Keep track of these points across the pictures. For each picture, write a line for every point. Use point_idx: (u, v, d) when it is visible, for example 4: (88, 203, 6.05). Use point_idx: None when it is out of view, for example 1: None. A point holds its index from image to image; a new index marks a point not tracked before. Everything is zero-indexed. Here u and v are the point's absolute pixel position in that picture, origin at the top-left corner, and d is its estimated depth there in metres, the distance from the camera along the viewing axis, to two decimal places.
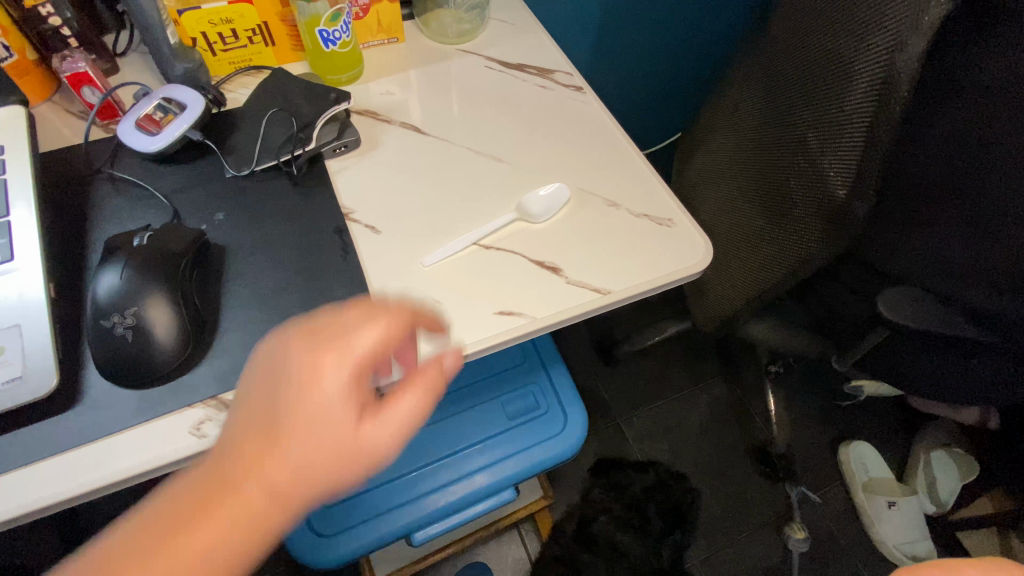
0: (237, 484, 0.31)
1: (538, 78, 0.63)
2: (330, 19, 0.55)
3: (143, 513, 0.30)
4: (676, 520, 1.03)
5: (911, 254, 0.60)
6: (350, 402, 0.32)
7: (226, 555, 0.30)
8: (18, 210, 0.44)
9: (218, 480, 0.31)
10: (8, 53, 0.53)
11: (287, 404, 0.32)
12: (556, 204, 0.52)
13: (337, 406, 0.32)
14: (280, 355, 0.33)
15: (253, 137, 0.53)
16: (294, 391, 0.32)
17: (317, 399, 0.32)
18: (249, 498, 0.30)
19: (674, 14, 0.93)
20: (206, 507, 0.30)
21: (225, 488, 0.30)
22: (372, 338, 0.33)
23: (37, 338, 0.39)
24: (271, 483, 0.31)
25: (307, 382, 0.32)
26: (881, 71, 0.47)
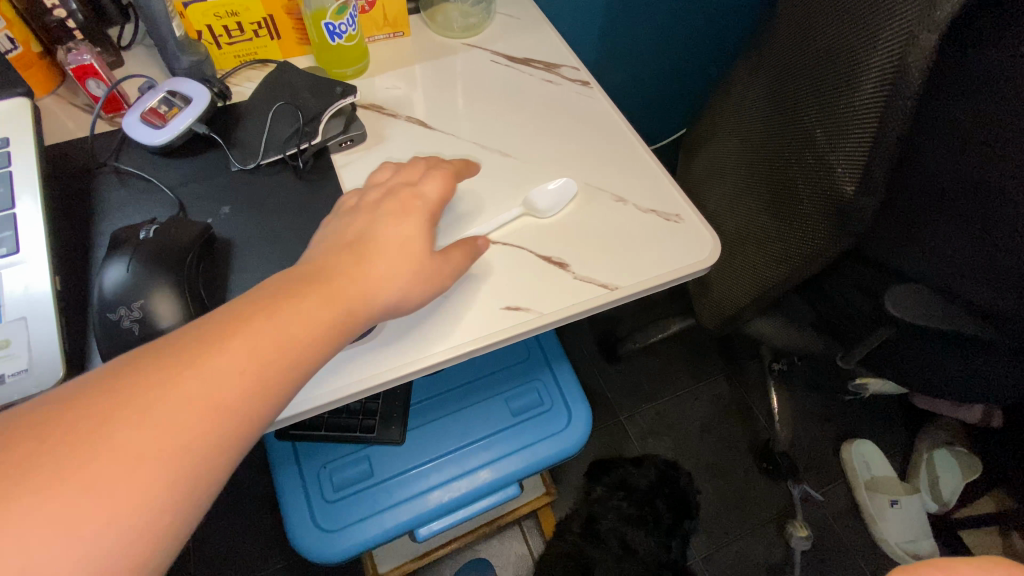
0: (312, 289, 0.35)
1: (544, 72, 0.63)
2: (337, 12, 0.54)
3: (212, 314, 0.33)
4: (683, 512, 1.02)
5: (917, 252, 0.60)
6: (419, 228, 0.41)
7: (299, 345, 0.33)
8: (24, 203, 0.43)
9: (299, 283, 0.36)
10: (14, 46, 0.52)
11: (365, 234, 0.40)
12: (564, 198, 0.52)
13: (406, 234, 0.40)
14: (349, 212, 0.42)
15: (258, 131, 0.53)
16: (368, 228, 0.40)
17: (388, 227, 0.40)
18: (324, 301, 0.35)
19: (680, 10, 0.92)
20: (286, 300, 0.34)
21: (306, 288, 0.35)
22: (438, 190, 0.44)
23: (44, 331, 0.39)
24: (347, 287, 0.36)
25: (380, 219, 0.41)
26: (891, 66, 0.46)
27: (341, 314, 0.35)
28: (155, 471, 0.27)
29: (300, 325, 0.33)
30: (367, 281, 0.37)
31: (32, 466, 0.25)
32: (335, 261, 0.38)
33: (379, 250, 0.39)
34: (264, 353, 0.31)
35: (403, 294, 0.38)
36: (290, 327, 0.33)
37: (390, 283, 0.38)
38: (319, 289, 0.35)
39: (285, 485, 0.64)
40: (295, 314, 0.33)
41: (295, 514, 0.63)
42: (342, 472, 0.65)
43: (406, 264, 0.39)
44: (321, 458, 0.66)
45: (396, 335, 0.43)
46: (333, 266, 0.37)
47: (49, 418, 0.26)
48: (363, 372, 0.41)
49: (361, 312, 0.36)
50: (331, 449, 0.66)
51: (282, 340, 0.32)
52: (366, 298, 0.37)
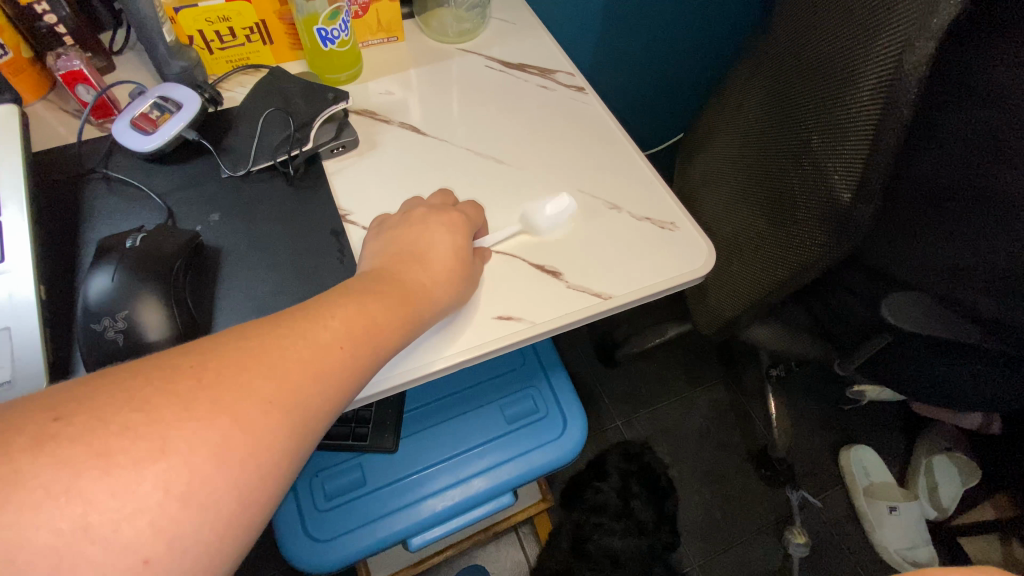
0: (390, 286, 0.38)
1: (539, 78, 0.62)
2: (329, 17, 0.54)
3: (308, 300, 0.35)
4: (662, 504, 1.05)
5: (917, 260, 0.60)
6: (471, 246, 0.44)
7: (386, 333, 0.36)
8: (10, 210, 0.43)
9: (374, 281, 0.38)
10: (2, 52, 0.52)
11: (420, 240, 0.42)
12: (563, 215, 0.50)
13: (463, 246, 0.43)
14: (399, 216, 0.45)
15: (249, 137, 0.52)
16: (425, 235, 0.43)
17: (449, 235, 0.43)
18: (402, 298, 0.38)
19: (677, 15, 0.92)
20: (369, 294, 0.37)
21: (382, 285, 0.38)
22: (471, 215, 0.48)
23: (27, 342, 0.38)
24: (417, 286, 0.39)
25: (437, 224, 0.43)
26: (889, 73, 0.46)
27: (418, 308, 0.38)
28: (279, 423, 0.28)
29: (385, 318, 0.36)
30: (436, 284, 0.40)
31: (184, 404, 0.26)
32: (400, 262, 0.40)
33: (438, 257, 0.42)
34: (357, 339, 0.34)
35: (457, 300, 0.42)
36: (376, 317, 0.35)
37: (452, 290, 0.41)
38: (395, 286, 0.38)
39: None
40: (382, 307, 0.36)
41: (286, 524, 0.62)
42: (334, 481, 0.65)
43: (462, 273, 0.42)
44: (313, 467, 0.65)
45: None
46: (399, 267, 0.40)
47: (194, 367, 0.28)
48: None
49: (431, 309, 0.40)
50: (323, 456, 0.65)
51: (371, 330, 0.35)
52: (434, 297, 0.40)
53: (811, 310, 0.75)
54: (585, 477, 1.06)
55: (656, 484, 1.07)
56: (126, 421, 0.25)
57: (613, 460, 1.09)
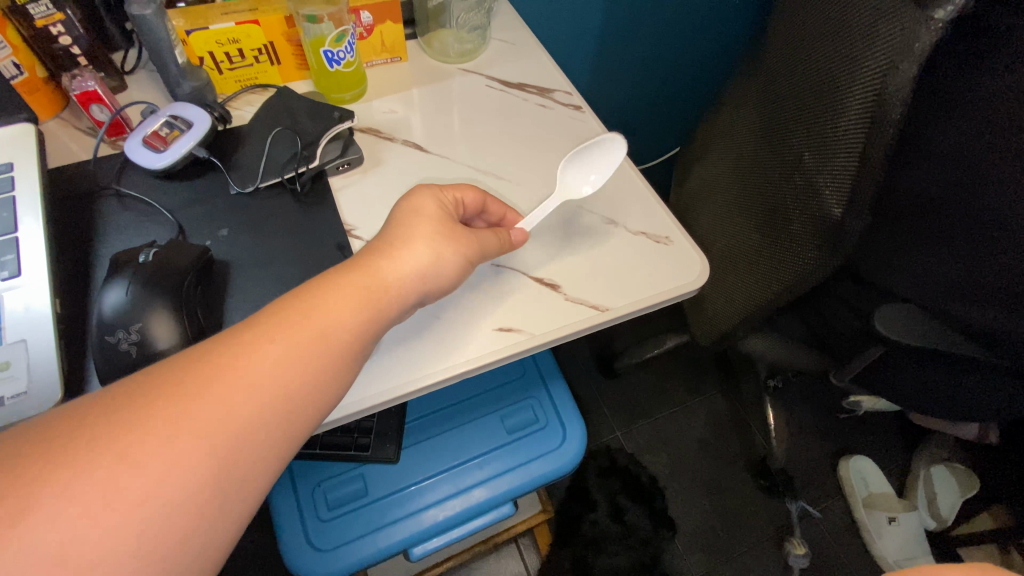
0: (353, 274, 0.37)
1: (538, 97, 0.64)
2: (335, 39, 0.56)
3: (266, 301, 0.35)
4: (650, 503, 1.07)
5: (907, 273, 0.61)
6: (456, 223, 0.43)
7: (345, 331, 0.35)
8: (27, 224, 0.44)
9: (344, 265, 0.38)
10: (19, 71, 0.54)
11: (399, 218, 0.42)
12: (591, 149, 0.53)
13: (446, 222, 0.43)
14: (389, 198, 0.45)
15: (257, 155, 0.54)
16: (406, 213, 0.42)
17: (429, 211, 0.43)
18: (364, 290, 0.37)
19: (673, 35, 0.94)
20: (330, 284, 0.36)
21: (349, 272, 0.38)
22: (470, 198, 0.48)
23: (42, 353, 0.39)
24: (381, 273, 0.38)
25: (420, 199, 0.43)
26: (874, 93, 0.48)
27: (381, 301, 0.38)
28: (225, 442, 0.29)
29: (342, 314, 0.36)
30: (409, 263, 0.39)
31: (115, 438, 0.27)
32: (375, 245, 0.40)
33: (416, 231, 0.41)
34: (313, 338, 0.34)
35: (440, 272, 0.41)
36: (334, 316, 0.35)
37: (429, 264, 0.40)
38: (359, 275, 0.37)
39: (280, 503, 0.64)
40: (338, 303, 0.36)
41: (290, 534, 0.63)
42: (337, 491, 0.66)
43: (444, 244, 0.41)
44: (316, 476, 0.66)
45: (390, 356, 0.44)
46: (374, 249, 0.40)
47: (129, 400, 0.28)
48: (362, 394, 0.42)
49: (401, 293, 0.39)
50: (326, 466, 0.66)
51: (327, 326, 0.35)
52: (407, 279, 0.39)
53: (806, 321, 0.77)
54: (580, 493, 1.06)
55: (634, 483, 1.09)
56: (68, 439, 0.27)
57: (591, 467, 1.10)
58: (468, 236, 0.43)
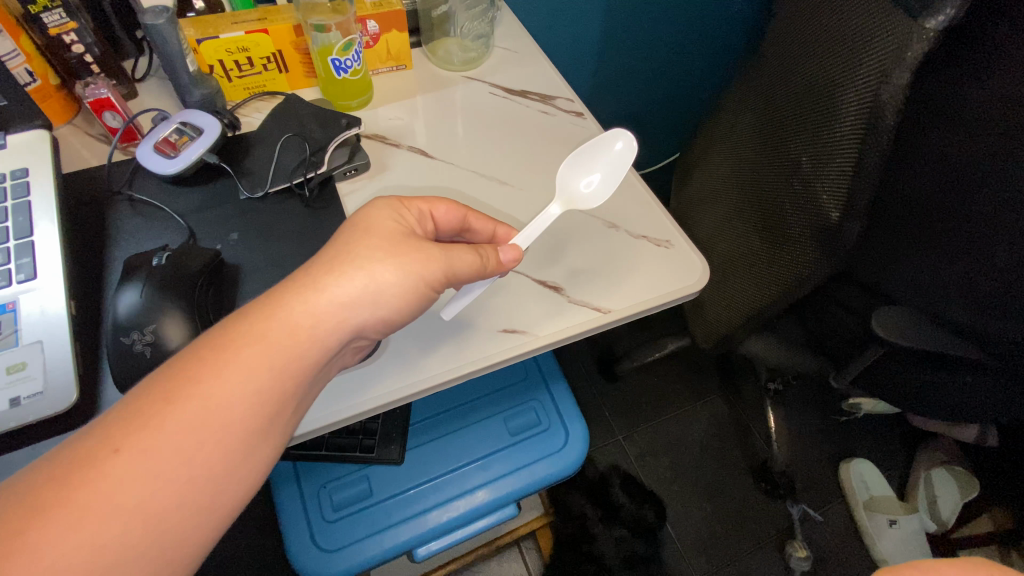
0: (267, 318, 0.34)
1: (540, 103, 0.65)
2: (343, 48, 0.57)
3: (182, 351, 0.33)
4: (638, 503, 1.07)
5: (904, 276, 0.62)
6: (409, 240, 0.40)
7: (259, 390, 0.33)
8: (42, 227, 0.45)
9: (261, 305, 0.35)
10: (32, 79, 0.55)
11: (344, 237, 0.39)
12: (593, 153, 0.56)
13: (391, 241, 0.39)
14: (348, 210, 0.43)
15: (266, 161, 0.55)
16: (352, 231, 0.40)
17: (376, 229, 0.40)
18: (278, 340, 0.34)
19: (672, 42, 0.96)
20: (241, 332, 0.33)
21: (260, 316, 0.34)
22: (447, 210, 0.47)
23: (58, 354, 0.40)
24: (297, 314, 0.35)
25: (375, 213, 0.41)
26: (869, 101, 0.49)
27: (298, 351, 0.34)
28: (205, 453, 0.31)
29: (254, 370, 0.33)
30: (334, 296, 0.36)
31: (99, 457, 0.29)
32: (310, 271, 0.37)
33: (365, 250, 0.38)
34: (241, 387, 0.32)
35: (380, 295, 0.38)
36: (244, 373, 0.32)
37: (368, 288, 0.37)
38: (274, 318, 0.34)
39: (285, 504, 0.65)
40: (250, 357, 0.33)
41: (295, 535, 0.63)
42: (342, 492, 0.66)
43: (387, 264, 0.38)
44: (321, 477, 0.67)
45: (397, 357, 0.45)
46: (311, 273, 0.37)
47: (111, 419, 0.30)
48: (370, 393, 0.43)
49: (358, 314, 0.37)
50: (331, 467, 0.67)
51: (236, 386, 0.32)
52: (337, 309, 0.36)
53: (804, 324, 0.77)
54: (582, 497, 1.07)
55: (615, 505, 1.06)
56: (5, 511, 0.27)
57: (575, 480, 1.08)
58: (426, 251, 0.40)
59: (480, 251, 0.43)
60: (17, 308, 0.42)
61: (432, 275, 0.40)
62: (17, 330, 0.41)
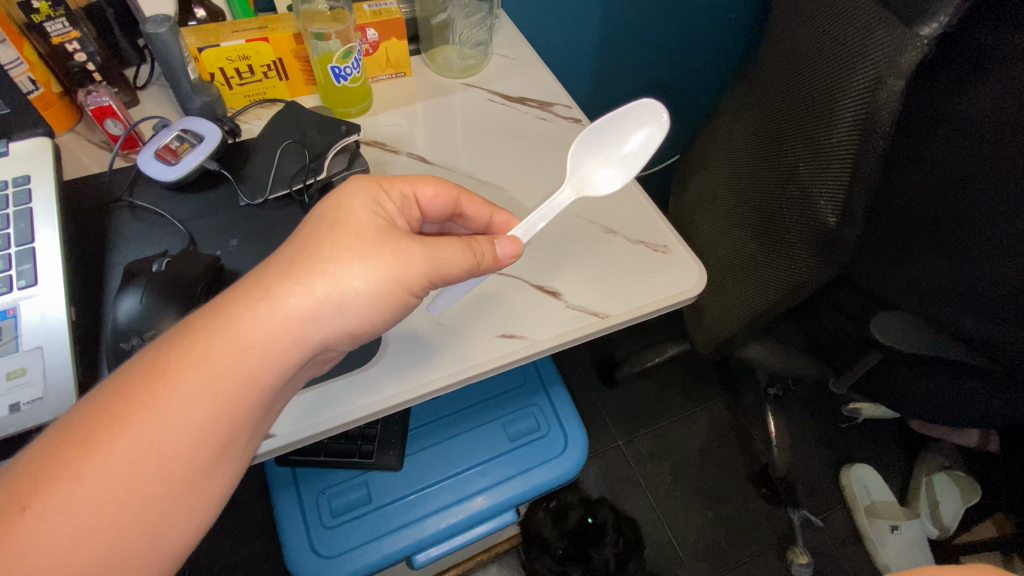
0: (207, 338, 0.33)
1: (538, 110, 0.66)
2: (342, 56, 0.58)
3: (126, 371, 0.32)
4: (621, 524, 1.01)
5: (903, 281, 0.62)
6: (387, 237, 0.39)
7: (205, 415, 0.32)
8: (43, 233, 0.46)
9: (202, 323, 0.34)
10: (36, 87, 0.55)
11: (317, 235, 0.38)
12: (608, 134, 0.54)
13: (365, 240, 0.38)
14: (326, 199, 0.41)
15: (266, 168, 0.56)
16: (323, 229, 0.38)
17: (352, 226, 0.39)
18: (219, 362, 0.33)
19: (670, 48, 0.96)
20: (181, 352, 0.32)
21: (201, 336, 0.33)
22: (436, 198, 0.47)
23: (57, 360, 0.40)
24: (243, 332, 0.33)
25: (353, 208, 0.40)
26: (864, 105, 0.49)
27: (243, 373, 0.33)
28: (164, 464, 0.30)
29: (195, 395, 0.32)
30: (286, 310, 0.35)
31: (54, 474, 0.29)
32: (270, 277, 0.36)
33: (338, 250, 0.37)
34: (200, 397, 0.32)
35: (348, 301, 0.37)
36: (182, 400, 0.31)
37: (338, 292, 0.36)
38: (214, 338, 0.33)
39: (284, 510, 0.65)
40: (189, 382, 0.32)
41: (293, 541, 0.63)
42: (340, 498, 0.66)
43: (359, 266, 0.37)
44: (320, 484, 0.66)
45: (395, 363, 0.45)
46: (273, 277, 0.36)
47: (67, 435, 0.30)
48: (369, 399, 0.43)
49: (336, 316, 0.36)
50: (330, 473, 0.67)
51: (175, 414, 0.31)
52: (293, 322, 0.35)
53: (803, 328, 0.78)
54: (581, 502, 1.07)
55: (597, 555, 0.94)
56: None
57: (564, 508, 0.99)
58: (407, 248, 0.39)
59: (467, 241, 0.42)
60: (17, 314, 0.42)
61: (412, 278, 0.39)
62: (17, 336, 0.41)
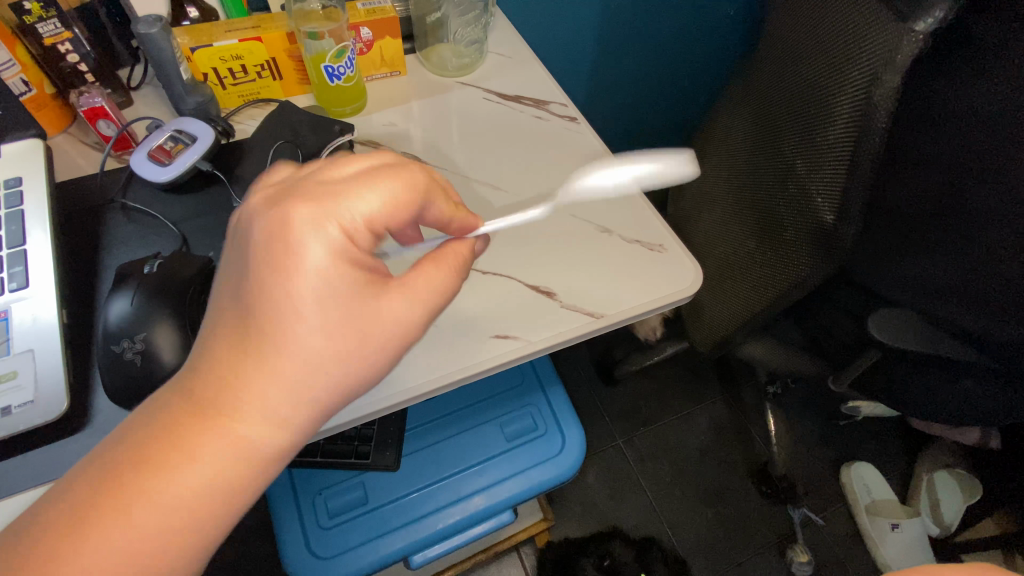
0: (144, 471, 0.30)
1: (534, 108, 0.66)
2: (336, 55, 0.57)
3: (146, 419, 0.31)
4: None
5: (900, 279, 0.61)
6: (366, 290, 0.33)
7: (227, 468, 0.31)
8: (35, 236, 0.45)
9: (129, 454, 0.30)
10: (27, 88, 0.55)
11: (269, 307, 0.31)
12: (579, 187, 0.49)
13: (336, 307, 0.32)
14: (260, 216, 0.32)
15: (259, 168, 0.55)
16: (282, 287, 0.31)
17: (306, 285, 0.31)
18: (168, 489, 0.30)
19: (668, 46, 0.96)
20: (137, 468, 0.30)
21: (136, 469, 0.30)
22: (360, 170, 0.35)
23: (48, 363, 0.40)
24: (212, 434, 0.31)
25: (305, 247, 0.31)
26: (861, 103, 0.49)
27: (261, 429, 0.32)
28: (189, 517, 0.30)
29: (150, 524, 0.29)
30: (269, 395, 0.31)
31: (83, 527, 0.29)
32: (204, 385, 0.31)
33: (306, 328, 0.31)
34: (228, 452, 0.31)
35: (337, 377, 0.32)
36: (134, 530, 0.29)
37: (322, 371, 0.32)
38: (152, 470, 0.30)
39: (281, 510, 0.65)
40: (140, 513, 0.29)
41: (290, 542, 0.63)
42: (337, 498, 0.66)
43: (346, 341, 0.32)
44: (317, 484, 0.66)
45: None
46: (228, 369, 0.31)
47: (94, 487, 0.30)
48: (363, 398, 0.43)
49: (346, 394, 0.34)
50: (327, 474, 0.67)
51: (132, 545, 0.29)
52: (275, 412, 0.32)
53: (802, 326, 0.77)
54: (581, 502, 1.08)
55: None
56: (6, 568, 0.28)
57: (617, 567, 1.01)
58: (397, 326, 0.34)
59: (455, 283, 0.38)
60: (8, 317, 0.41)
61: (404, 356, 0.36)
62: (8, 339, 0.40)
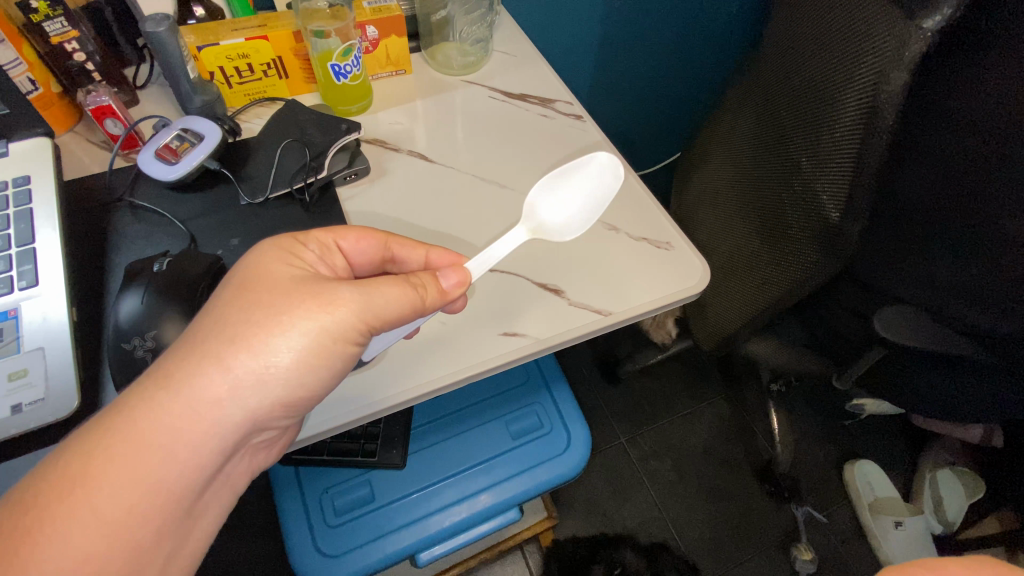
0: (75, 494, 0.32)
1: (539, 107, 0.66)
2: (342, 54, 0.57)
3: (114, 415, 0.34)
4: None
5: (908, 277, 0.61)
6: (319, 299, 0.37)
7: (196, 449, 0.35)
8: (44, 234, 0.45)
9: (44, 485, 0.32)
10: (34, 87, 0.55)
11: (244, 319, 0.36)
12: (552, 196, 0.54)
13: (276, 310, 0.36)
14: (241, 267, 0.39)
15: (266, 167, 0.55)
16: (239, 297, 0.37)
17: (271, 294, 0.37)
18: (91, 511, 0.32)
19: (671, 44, 0.96)
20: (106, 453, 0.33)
21: (53, 498, 0.32)
22: (367, 250, 0.46)
23: (60, 361, 0.40)
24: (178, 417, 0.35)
25: (270, 267, 0.39)
26: (867, 102, 0.49)
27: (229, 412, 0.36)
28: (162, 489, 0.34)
29: (112, 517, 0.32)
30: (190, 401, 0.34)
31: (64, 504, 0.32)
32: (155, 393, 0.34)
33: (244, 329, 0.36)
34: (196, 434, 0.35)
35: (263, 377, 0.36)
36: (60, 558, 0.31)
37: (247, 372, 0.36)
38: (84, 492, 0.32)
39: (288, 509, 0.65)
40: (66, 538, 0.31)
41: (297, 539, 0.63)
42: (343, 497, 0.66)
43: (279, 346, 0.36)
44: (323, 483, 0.66)
45: (395, 365, 0.45)
46: (157, 385, 0.34)
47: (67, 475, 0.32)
48: (370, 399, 0.43)
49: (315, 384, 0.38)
50: (333, 472, 0.67)
51: (95, 539, 0.32)
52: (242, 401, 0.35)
53: (806, 324, 0.77)
54: (585, 500, 1.08)
55: None
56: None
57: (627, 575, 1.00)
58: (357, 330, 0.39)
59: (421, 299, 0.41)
60: (18, 315, 0.42)
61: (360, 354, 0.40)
62: (19, 337, 0.41)
